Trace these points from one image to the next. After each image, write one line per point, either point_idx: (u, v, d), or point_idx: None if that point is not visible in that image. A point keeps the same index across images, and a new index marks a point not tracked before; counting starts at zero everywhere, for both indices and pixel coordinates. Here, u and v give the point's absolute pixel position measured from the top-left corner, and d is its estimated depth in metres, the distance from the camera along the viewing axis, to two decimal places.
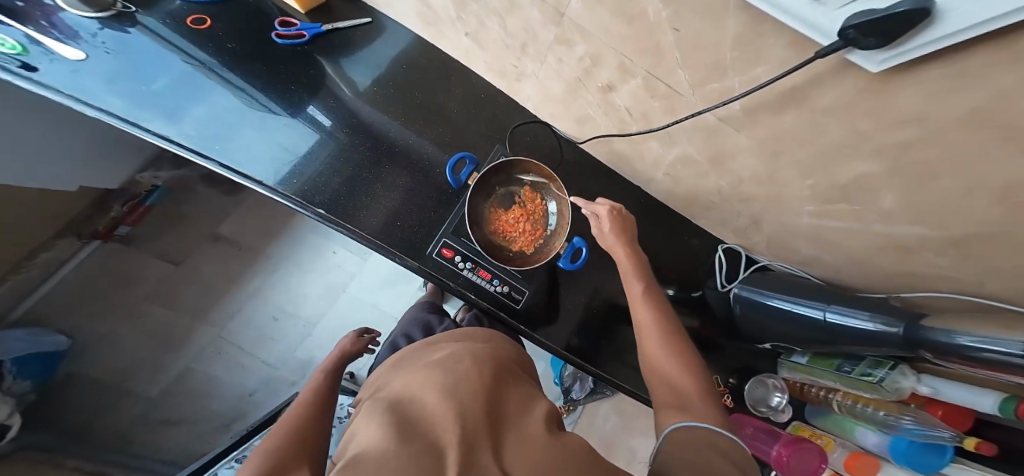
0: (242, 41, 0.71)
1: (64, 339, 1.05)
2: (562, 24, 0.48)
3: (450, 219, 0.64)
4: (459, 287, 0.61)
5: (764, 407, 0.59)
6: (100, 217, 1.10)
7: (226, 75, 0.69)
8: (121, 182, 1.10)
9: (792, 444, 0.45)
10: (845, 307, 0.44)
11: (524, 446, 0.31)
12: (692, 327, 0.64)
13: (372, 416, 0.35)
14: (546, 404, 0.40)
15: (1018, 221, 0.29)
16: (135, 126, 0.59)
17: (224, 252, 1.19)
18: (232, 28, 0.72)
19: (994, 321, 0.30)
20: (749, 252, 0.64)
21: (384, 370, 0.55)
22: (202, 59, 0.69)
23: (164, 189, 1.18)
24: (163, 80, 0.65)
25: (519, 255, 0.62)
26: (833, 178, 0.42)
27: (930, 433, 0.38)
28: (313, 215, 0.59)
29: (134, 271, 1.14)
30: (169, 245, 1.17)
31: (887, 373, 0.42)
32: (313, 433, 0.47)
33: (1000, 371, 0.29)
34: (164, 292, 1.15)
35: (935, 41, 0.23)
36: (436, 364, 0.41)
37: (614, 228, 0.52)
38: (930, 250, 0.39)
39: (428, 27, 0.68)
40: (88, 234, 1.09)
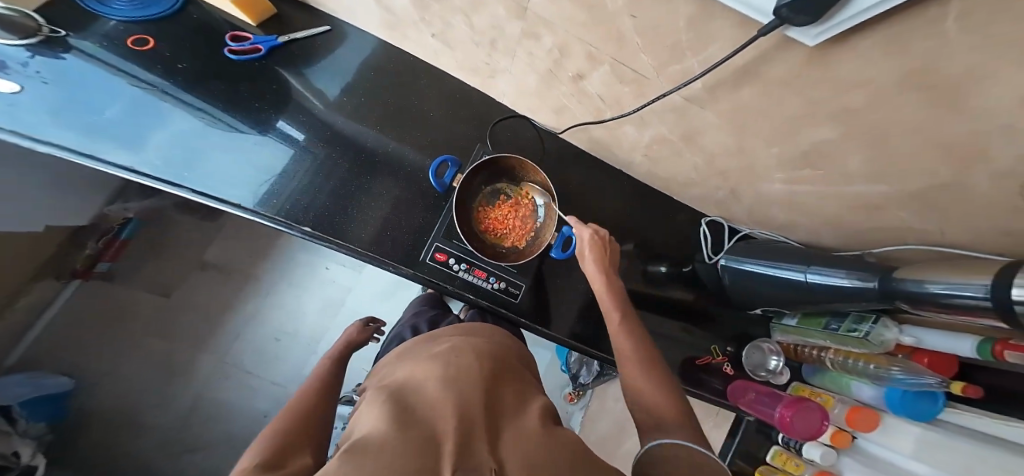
0: (192, 60, 0.67)
1: (67, 380, 1.01)
2: (527, 18, 0.47)
3: (439, 224, 0.64)
4: (456, 288, 0.60)
5: (763, 371, 0.61)
6: (73, 257, 1.03)
7: (182, 96, 0.65)
8: (89, 218, 1.00)
9: (794, 404, 0.47)
10: (823, 267, 0.46)
11: (521, 440, 0.31)
12: (686, 301, 0.66)
13: (374, 403, 0.36)
14: (545, 403, 0.41)
15: (968, 171, 0.31)
16: (91, 159, 0.57)
17: (213, 280, 1.16)
18: (180, 47, 0.68)
19: (959, 267, 0.32)
20: (731, 223, 0.66)
21: (391, 358, 0.57)
22: (152, 82, 0.65)
23: (139, 221, 1.12)
24: (114, 108, 0.62)
25: (514, 250, 0.61)
26: (796, 146, 0.44)
27: (917, 382, 0.39)
28: (300, 233, 0.59)
29: (125, 305, 1.11)
30: (152, 277, 1.13)
31: (872, 327, 0.43)
32: (318, 423, 0.48)
33: (970, 314, 0.31)
34: (155, 326, 1.11)
35: (862, 12, 0.24)
36: (438, 358, 0.42)
37: (595, 253, 0.51)
38: (894, 206, 0.41)
39: (391, 30, 0.66)
40: (67, 275, 1.05)
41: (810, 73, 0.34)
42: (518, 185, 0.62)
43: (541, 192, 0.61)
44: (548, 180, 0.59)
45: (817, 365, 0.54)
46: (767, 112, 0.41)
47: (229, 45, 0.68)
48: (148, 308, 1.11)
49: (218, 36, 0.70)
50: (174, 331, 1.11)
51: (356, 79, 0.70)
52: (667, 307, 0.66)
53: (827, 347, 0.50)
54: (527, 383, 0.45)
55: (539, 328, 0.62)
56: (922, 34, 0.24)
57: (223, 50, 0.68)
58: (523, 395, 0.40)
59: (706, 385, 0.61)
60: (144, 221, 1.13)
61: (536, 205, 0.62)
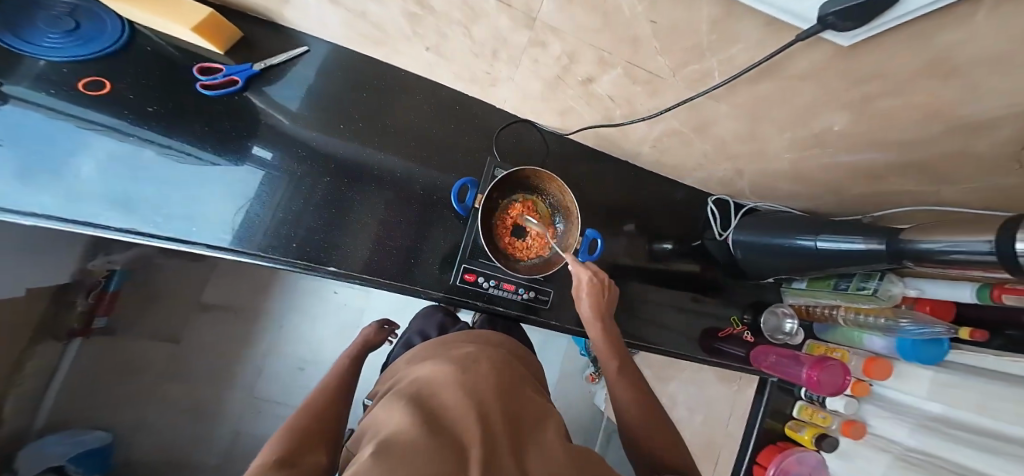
0: (162, 102, 0.62)
1: (106, 432, 0.98)
2: (534, 28, 0.46)
3: (464, 244, 0.72)
4: (487, 302, 0.71)
5: (781, 334, 0.74)
6: (65, 316, 0.94)
7: (163, 142, 0.60)
8: (69, 275, 0.89)
9: (818, 364, 0.60)
10: (832, 234, 0.53)
11: (541, 456, 0.34)
12: (694, 272, 0.77)
13: (394, 405, 0.39)
14: (556, 417, 0.44)
15: (974, 136, 0.36)
16: (90, 226, 0.53)
17: (220, 318, 1.12)
18: (147, 87, 0.61)
19: (958, 226, 0.39)
20: (736, 199, 0.76)
21: (403, 363, 0.60)
22: (111, 125, 0.58)
23: (123, 270, 1.03)
24: (90, 165, 0.56)
25: (540, 260, 0.64)
26: (809, 130, 0.48)
27: (928, 331, 0.52)
28: (326, 273, 0.65)
29: (135, 356, 1.05)
30: (155, 325, 1.07)
31: (879, 284, 0.52)
32: (333, 419, 0.51)
33: (966, 265, 0.38)
34: (172, 372, 1.07)
35: (908, 13, 0.26)
36: (454, 364, 0.45)
37: (591, 297, 0.57)
38: (895, 171, 0.48)
39: (378, 46, 0.63)
40: (65, 335, 0.96)
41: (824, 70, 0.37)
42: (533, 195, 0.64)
43: (559, 200, 0.64)
44: (566, 188, 0.61)
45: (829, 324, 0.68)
46: (779, 106, 0.45)
47: (200, 79, 0.63)
48: (160, 358, 1.06)
49: (186, 72, 0.64)
50: (191, 374, 1.08)
51: (349, 103, 0.70)
52: (683, 280, 0.77)
53: (839, 304, 0.63)
54: (535, 393, 0.48)
55: (564, 325, 0.75)
56: (956, 28, 0.26)
57: (194, 86, 0.64)
58: (540, 404, 0.45)
59: (722, 352, 0.74)
60: (128, 269, 1.04)
61: (555, 215, 0.65)
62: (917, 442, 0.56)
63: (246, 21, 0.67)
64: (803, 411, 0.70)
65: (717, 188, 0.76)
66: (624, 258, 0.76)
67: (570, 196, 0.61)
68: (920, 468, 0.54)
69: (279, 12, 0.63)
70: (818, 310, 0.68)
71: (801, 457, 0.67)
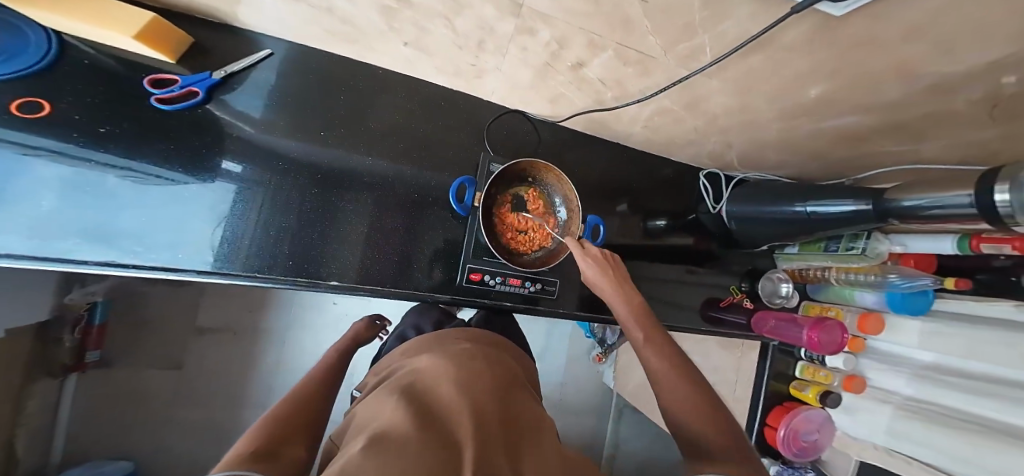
0: (114, 120, 0.55)
1: (126, 463, 1.02)
2: (521, 15, 0.42)
3: (467, 245, 0.72)
4: (496, 298, 0.73)
5: (778, 298, 0.84)
6: (56, 353, 0.95)
7: (122, 164, 0.55)
8: (49, 311, 0.90)
9: (819, 325, 0.71)
10: (820, 199, 0.57)
11: (534, 456, 0.34)
12: (688, 244, 0.86)
13: (386, 399, 0.40)
14: (546, 415, 0.45)
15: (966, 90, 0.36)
16: (66, 262, 0.51)
17: (220, 340, 1.16)
18: (92, 104, 0.54)
19: (936, 182, 0.42)
20: (727, 172, 0.85)
21: (397, 355, 0.61)
22: (54, 148, 0.51)
23: (106, 300, 1.01)
24: (51, 196, 0.51)
25: (543, 250, 0.72)
26: (798, 101, 0.48)
27: (916, 284, 0.63)
28: (327, 288, 0.64)
29: (138, 385, 1.09)
30: (153, 352, 1.10)
31: (867, 243, 0.63)
32: (317, 410, 0.52)
33: (948, 219, 0.41)
34: (184, 394, 1.12)
35: None
36: (451, 361, 0.46)
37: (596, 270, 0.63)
38: (882, 133, 0.49)
39: (353, 43, 0.59)
40: (59, 371, 0.97)
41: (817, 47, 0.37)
42: (536, 188, 0.73)
43: (559, 192, 0.72)
44: (565, 182, 0.70)
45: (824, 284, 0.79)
46: (770, 82, 0.46)
47: (153, 93, 0.57)
48: (164, 383, 1.11)
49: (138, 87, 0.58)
50: (201, 394, 1.14)
51: (328, 107, 0.66)
52: (674, 251, 0.85)
53: (830, 265, 0.73)
54: (528, 395, 0.48)
55: (571, 311, 0.77)
56: None
57: (148, 100, 0.57)
58: (532, 405, 0.44)
59: (727, 322, 0.85)
60: (111, 300, 1.04)
61: (555, 205, 0.72)
62: (913, 390, 0.67)
63: (199, 24, 0.61)
64: (806, 370, 0.80)
65: (708, 160, 0.78)
66: (618, 238, 0.82)
67: (574, 192, 0.70)
68: (921, 415, 0.66)
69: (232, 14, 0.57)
70: (811, 273, 0.79)
71: (809, 415, 0.77)
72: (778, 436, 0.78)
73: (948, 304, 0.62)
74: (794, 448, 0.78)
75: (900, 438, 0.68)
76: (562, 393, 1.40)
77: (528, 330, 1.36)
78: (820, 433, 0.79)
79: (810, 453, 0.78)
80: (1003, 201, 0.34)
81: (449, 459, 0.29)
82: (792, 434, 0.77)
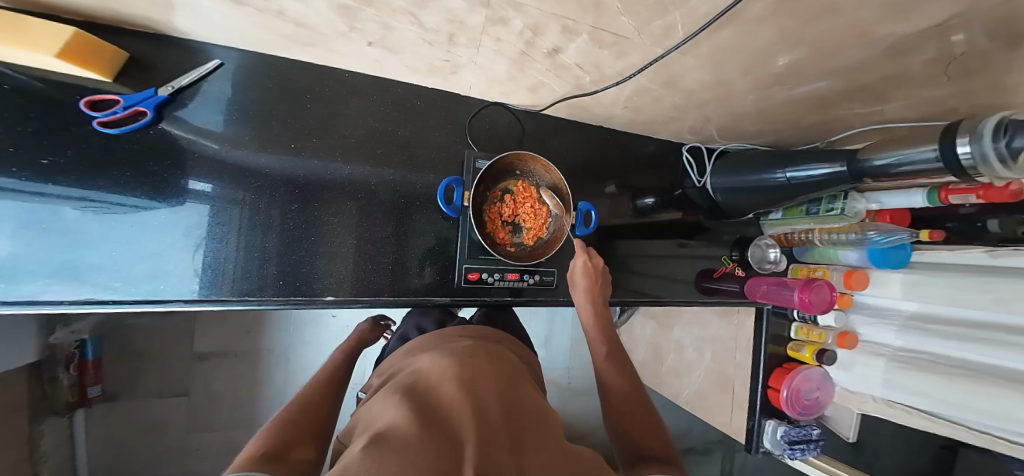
0: (56, 149, 0.50)
1: None
2: (491, 5, 0.39)
3: (461, 246, 0.72)
4: (496, 294, 0.74)
5: (768, 263, 0.90)
6: (55, 393, 0.94)
7: (73, 191, 0.51)
8: (36, 353, 0.88)
9: (808, 286, 0.74)
10: (797, 165, 0.59)
11: (537, 453, 0.34)
12: (677, 218, 0.90)
13: (388, 398, 0.40)
14: (551, 409, 0.44)
15: (939, 44, 0.36)
16: (39, 304, 0.49)
17: (225, 363, 1.16)
18: (28, 134, 0.49)
19: (903, 140, 0.44)
20: (707, 145, 0.87)
21: (400, 355, 0.60)
22: (3, 186, 0.48)
23: (95, 337, 0.99)
24: (7, 238, 0.48)
25: (541, 242, 0.75)
26: (768, 71, 0.47)
27: (892, 238, 0.67)
28: (325, 303, 0.64)
29: (150, 416, 1.08)
30: (160, 381, 1.09)
31: (844, 203, 0.67)
32: (325, 412, 0.53)
33: (916, 174, 0.43)
34: (198, 420, 1.12)
35: None
36: (453, 359, 0.46)
37: (585, 281, 0.71)
38: (854, 95, 0.50)
39: (311, 47, 0.54)
40: (64, 409, 0.95)
41: (807, 27, 0.36)
42: (524, 181, 0.74)
43: (548, 183, 0.74)
44: (552, 172, 0.72)
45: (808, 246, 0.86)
46: (754, 63, 0.45)
47: (93, 116, 0.52)
48: (177, 413, 1.10)
49: (81, 117, 0.52)
50: (219, 417, 1.14)
51: (297, 118, 0.63)
52: (663, 227, 0.89)
53: (813, 228, 0.80)
54: (533, 389, 0.48)
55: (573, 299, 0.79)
56: None
57: (87, 122, 0.52)
58: (537, 400, 0.44)
59: (722, 290, 0.90)
60: (103, 336, 1.02)
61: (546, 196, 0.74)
62: (903, 341, 0.75)
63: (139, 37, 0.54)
64: (800, 331, 0.89)
65: (689, 134, 0.79)
66: (608, 220, 0.84)
67: (564, 184, 0.71)
68: (909, 364, 0.73)
69: (173, 25, 0.51)
70: (796, 236, 0.85)
71: (807, 374, 0.87)
72: (782, 397, 0.86)
73: (925, 255, 0.69)
74: (798, 406, 0.87)
75: (896, 389, 0.75)
76: (569, 377, 1.44)
77: (528, 321, 1.39)
78: (820, 391, 0.88)
79: (813, 411, 0.88)
80: (965, 152, 0.36)
81: (451, 459, 0.29)
82: (794, 395, 0.86)
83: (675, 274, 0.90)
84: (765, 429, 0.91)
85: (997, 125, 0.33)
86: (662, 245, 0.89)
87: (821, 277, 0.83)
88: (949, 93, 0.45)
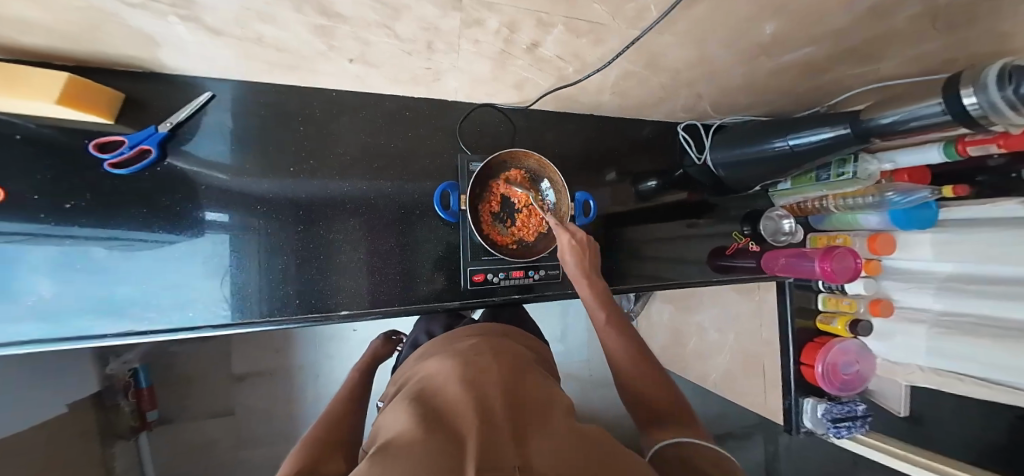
0: (76, 193, 0.53)
1: None
2: (463, 8, 0.39)
3: (464, 247, 0.73)
4: (504, 293, 0.74)
5: (783, 235, 0.87)
6: (119, 418, 1.03)
7: (91, 232, 0.54)
8: (97, 382, 1.00)
9: (828, 255, 0.72)
10: (799, 132, 0.57)
11: (546, 449, 0.33)
12: (683, 199, 0.88)
13: (400, 406, 0.41)
14: (564, 401, 0.44)
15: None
16: (88, 337, 0.54)
17: (262, 382, 1.21)
18: (50, 181, 0.52)
19: (904, 96, 0.42)
20: (703, 121, 0.85)
21: (412, 362, 0.61)
22: (35, 231, 0.51)
23: (145, 365, 1.08)
24: (48, 280, 0.52)
25: (542, 236, 0.75)
26: (752, 43, 0.45)
27: (912, 197, 0.65)
28: (339, 318, 0.66)
29: (201, 437, 1.14)
30: (205, 403, 1.15)
31: (856, 167, 0.64)
32: (350, 428, 0.55)
33: (925, 130, 0.41)
34: (244, 436, 1.18)
35: None
36: (460, 361, 0.46)
37: (574, 255, 0.67)
38: (846, 57, 0.48)
39: (295, 70, 0.56)
40: (129, 432, 1.04)
41: None
42: (521, 175, 0.73)
43: (544, 176, 0.74)
44: (547, 166, 0.71)
45: (824, 214, 0.83)
46: (739, 36, 0.43)
47: (103, 159, 0.54)
48: (225, 431, 1.16)
49: (92, 161, 0.54)
50: (262, 434, 1.19)
51: (290, 141, 0.65)
52: (669, 209, 0.87)
53: (826, 194, 0.76)
54: (547, 382, 0.48)
55: None
56: None
57: (100, 166, 0.55)
58: (543, 386, 0.45)
59: (739, 268, 0.88)
60: (149, 365, 1.10)
61: (543, 189, 0.74)
62: (942, 305, 0.71)
63: (135, 77, 0.56)
64: (829, 302, 0.87)
65: (684, 113, 0.77)
66: (611, 208, 0.84)
67: (559, 176, 0.71)
68: (951, 329, 0.69)
69: (165, 65, 0.53)
70: (809, 204, 0.82)
71: (843, 347, 0.83)
72: (817, 373, 0.84)
73: (952, 212, 0.66)
74: (836, 381, 0.84)
75: (942, 356, 0.71)
76: (591, 370, 1.44)
77: (545, 317, 1.40)
78: (861, 363, 0.84)
79: (855, 385, 0.84)
80: (972, 103, 0.34)
81: (452, 461, 0.29)
82: (830, 369, 0.83)
83: (688, 256, 0.88)
84: (804, 409, 0.88)
85: (1000, 72, 0.31)
86: (670, 227, 0.87)
87: (842, 244, 0.81)
88: (951, 41, 0.42)
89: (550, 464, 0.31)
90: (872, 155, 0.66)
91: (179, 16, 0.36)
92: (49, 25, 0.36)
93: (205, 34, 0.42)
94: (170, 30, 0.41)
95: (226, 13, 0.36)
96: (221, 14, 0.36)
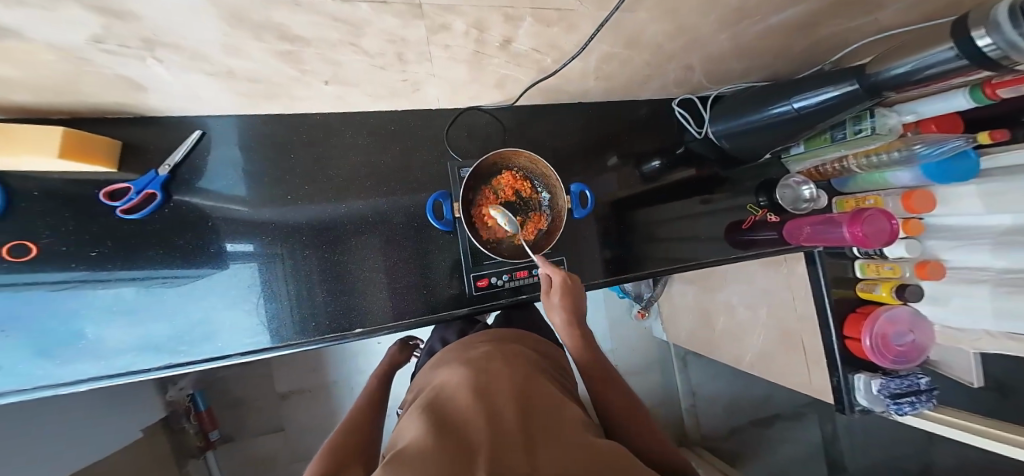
0: (99, 241, 0.57)
1: None
2: (425, 15, 0.38)
3: (464, 253, 0.73)
4: (510, 295, 0.74)
5: (804, 202, 0.82)
6: (186, 438, 1.10)
7: (124, 274, 0.58)
8: (162, 408, 1.07)
9: (857, 218, 0.66)
10: (803, 93, 0.53)
11: (558, 453, 0.32)
12: (691, 176, 0.84)
13: (414, 414, 0.41)
14: (575, 407, 0.43)
15: None
16: (131, 373, 0.57)
17: (303, 398, 1.26)
18: (80, 231, 0.56)
19: (913, 42, 0.38)
20: (699, 94, 0.82)
21: (427, 369, 0.62)
22: (75, 277, 0.56)
23: (200, 389, 1.15)
24: (91, 323, 0.56)
25: (542, 234, 0.73)
26: (729, 8, 0.42)
27: (944, 148, 0.59)
28: (355, 336, 0.67)
29: (257, 452, 1.22)
30: (256, 421, 1.22)
31: (873, 121, 0.59)
32: (371, 438, 0.56)
33: (942, 76, 0.37)
34: (294, 451, 1.24)
35: None
36: (471, 368, 0.46)
37: (562, 297, 0.65)
38: (840, 6, 0.43)
39: (273, 99, 0.56)
40: (197, 451, 1.12)
41: None
42: (513, 175, 0.72)
43: (536, 173, 0.73)
44: (536, 162, 0.70)
45: (848, 175, 0.78)
46: (712, 3, 0.40)
47: (115, 205, 0.57)
48: (277, 446, 1.23)
49: (105, 209, 0.57)
50: (311, 446, 1.25)
51: (286, 169, 0.66)
52: (678, 188, 0.84)
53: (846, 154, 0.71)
54: (557, 389, 0.47)
55: (591, 282, 0.77)
56: None
57: (113, 213, 0.58)
58: (553, 391, 0.45)
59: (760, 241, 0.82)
60: (204, 390, 1.18)
61: (536, 186, 0.73)
62: (1004, 261, 0.63)
63: (130, 124, 0.58)
64: (868, 269, 0.81)
65: (677, 87, 0.74)
66: (615, 197, 0.81)
67: (549, 170, 0.70)
68: (1020, 286, 0.61)
69: (153, 108, 0.55)
70: (829, 166, 0.77)
71: (892, 315, 0.77)
72: (866, 346, 0.77)
73: (1000, 159, 0.61)
74: (889, 354, 0.76)
75: (1008, 318, 0.63)
76: None
77: None
78: (915, 333, 0.77)
79: (912, 357, 0.77)
80: (987, 44, 0.31)
81: (463, 465, 0.30)
82: (880, 342, 0.76)
83: (704, 235, 0.84)
84: (855, 386, 0.81)
85: (1010, 9, 0.29)
86: (682, 207, 0.84)
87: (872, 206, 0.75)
88: None
89: (560, 464, 0.31)
90: (892, 108, 0.62)
91: (156, 58, 0.37)
92: (35, 81, 0.38)
93: (183, 73, 0.43)
94: (151, 73, 0.42)
95: (195, 52, 0.37)
96: (191, 52, 0.37)
